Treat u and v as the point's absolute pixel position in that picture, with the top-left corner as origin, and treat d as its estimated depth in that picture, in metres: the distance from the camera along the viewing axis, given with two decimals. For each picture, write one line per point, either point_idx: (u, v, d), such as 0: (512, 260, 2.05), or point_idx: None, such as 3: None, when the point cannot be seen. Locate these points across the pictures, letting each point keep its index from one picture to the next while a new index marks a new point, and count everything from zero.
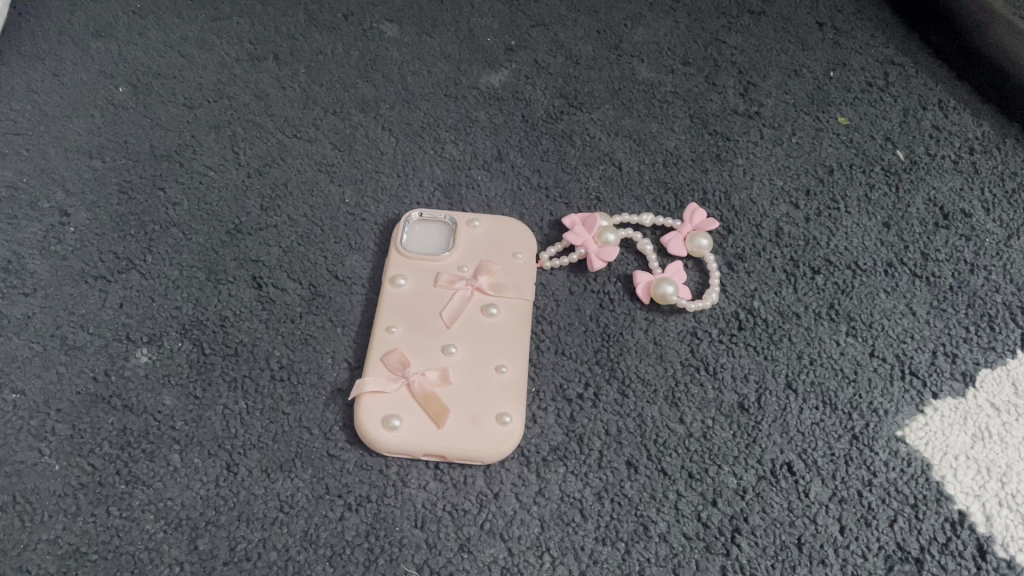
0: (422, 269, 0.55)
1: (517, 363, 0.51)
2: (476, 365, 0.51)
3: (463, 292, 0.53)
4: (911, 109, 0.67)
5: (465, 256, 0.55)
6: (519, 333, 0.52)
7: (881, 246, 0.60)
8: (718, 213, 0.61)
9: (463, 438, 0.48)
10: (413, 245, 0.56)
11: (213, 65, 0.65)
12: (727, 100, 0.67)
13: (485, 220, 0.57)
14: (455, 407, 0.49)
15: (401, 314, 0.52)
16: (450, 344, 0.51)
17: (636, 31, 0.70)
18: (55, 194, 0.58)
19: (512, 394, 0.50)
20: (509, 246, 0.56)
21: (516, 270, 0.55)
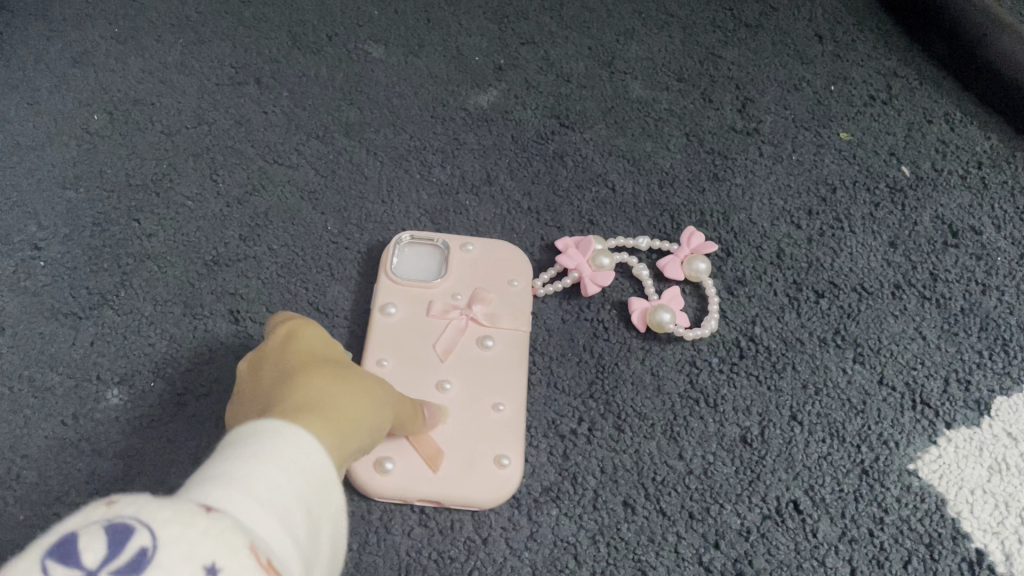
0: (413, 297, 0.52)
1: (515, 401, 0.49)
2: (473, 405, 0.49)
3: (457, 323, 0.51)
4: (916, 123, 0.64)
5: (458, 283, 0.53)
6: (516, 369, 0.50)
7: (888, 267, 0.57)
8: (716, 235, 0.58)
9: (458, 484, 0.46)
10: (404, 271, 0.53)
11: (192, 90, 0.63)
12: (724, 117, 0.64)
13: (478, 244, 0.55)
14: (449, 449, 0.47)
15: (391, 346, 0.50)
16: (443, 381, 0.49)
17: (629, 47, 0.67)
18: (27, 227, 0.56)
19: (510, 436, 0.48)
20: (505, 272, 0.54)
21: (513, 298, 0.53)
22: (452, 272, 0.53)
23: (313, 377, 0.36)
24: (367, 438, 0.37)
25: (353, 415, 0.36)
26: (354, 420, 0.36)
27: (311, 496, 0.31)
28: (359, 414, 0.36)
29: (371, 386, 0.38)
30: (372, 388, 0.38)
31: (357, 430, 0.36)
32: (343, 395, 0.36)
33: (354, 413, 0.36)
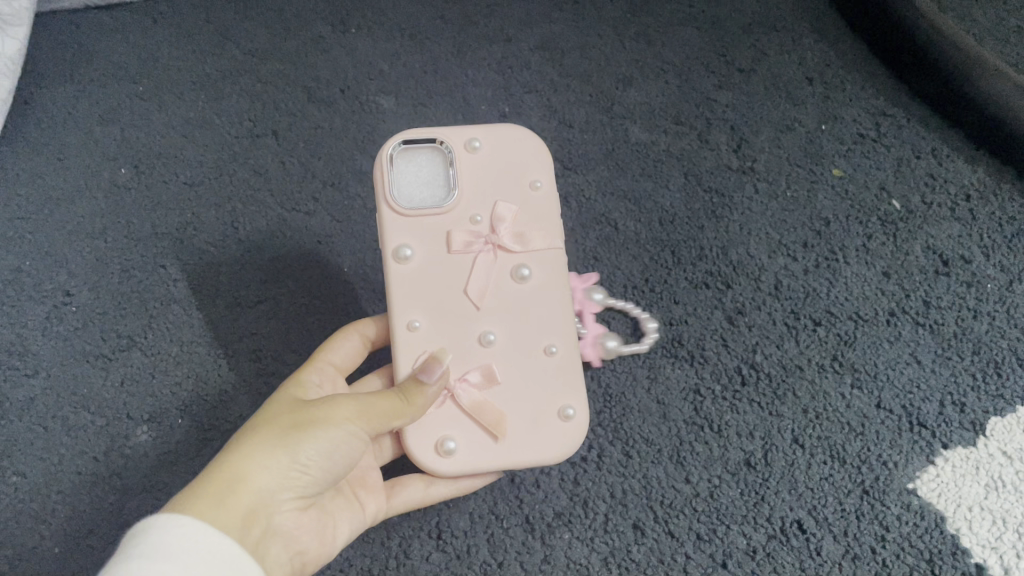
0: (429, 229, 0.51)
1: (567, 339, 0.51)
2: (523, 349, 0.50)
3: (482, 255, 0.51)
4: (905, 158, 0.67)
5: (471, 198, 0.52)
6: (559, 295, 0.51)
7: (882, 295, 0.59)
8: (717, 268, 0.61)
9: (527, 446, 0.49)
10: (411, 198, 0.52)
11: (214, 144, 0.66)
12: (720, 157, 0.67)
13: (480, 137, 0.53)
14: (511, 412, 0.50)
15: (416, 300, 0.50)
16: (485, 329, 0.50)
17: (627, 93, 0.70)
18: (59, 276, 0.60)
19: (570, 381, 0.50)
20: (519, 172, 0.53)
21: (537, 203, 0.52)
22: (462, 186, 0.52)
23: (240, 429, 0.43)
24: (285, 470, 0.41)
25: (244, 460, 0.40)
26: (250, 465, 0.40)
27: (189, 555, 0.36)
28: (255, 456, 0.41)
29: (282, 421, 0.43)
30: (279, 425, 0.42)
31: (250, 476, 0.40)
32: (239, 444, 0.41)
33: (248, 459, 0.40)
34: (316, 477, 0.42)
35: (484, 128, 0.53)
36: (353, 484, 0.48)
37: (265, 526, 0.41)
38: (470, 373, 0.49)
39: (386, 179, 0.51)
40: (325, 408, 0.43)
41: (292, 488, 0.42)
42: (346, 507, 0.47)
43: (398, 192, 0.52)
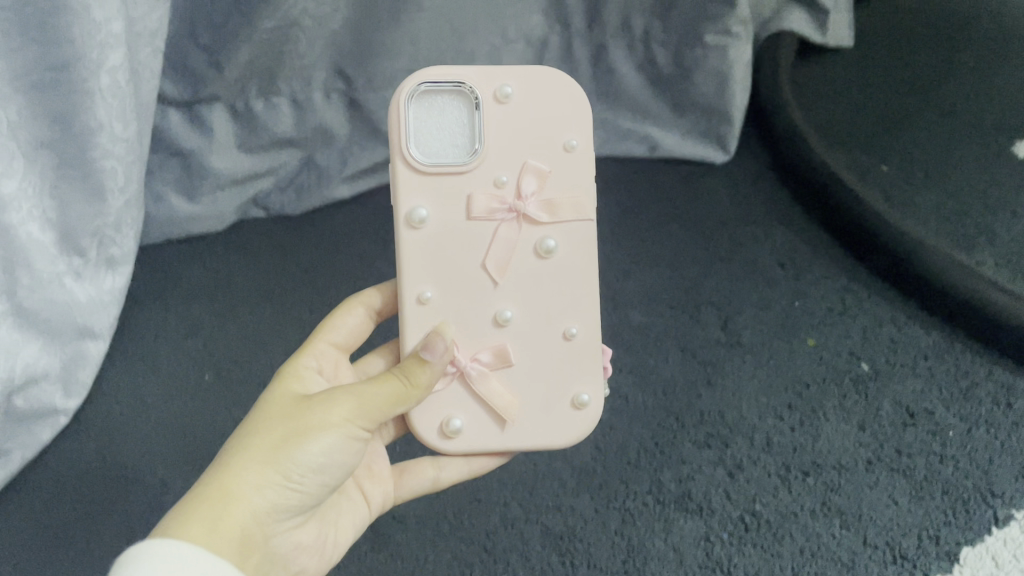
0: (445, 188, 0.57)
1: (584, 320, 0.58)
2: (538, 326, 0.58)
3: (498, 225, 0.57)
4: (869, 327, 0.79)
5: (496, 158, 0.58)
6: (574, 270, 0.58)
7: (859, 446, 0.72)
8: (715, 430, 0.72)
9: (534, 429, 0.58)
10: (429, 146, 0.57)
11: (280, 348, 0.80)
12: (710, 334, 0.79)
13: (511, 85, 0.58)
14: (523, 398, 0.57)
15: (431, 270, 0.57)
16: (502, 306, 0.57)
17: (626, 284, 0.82)
18: (156, 468, 0.75)
19: (581, 368, 0.58)
20: (551, 129, 0.58)
21: (569, 165, 0.58)
22: (485, 140, 0.57)
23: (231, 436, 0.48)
24: (280, 485, 0.47)
25: (239, 480, 0.45)
26: (245, 485, 0.45)
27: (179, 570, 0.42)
28: (250, 475, 0.46)
29: (280, 426, 0.48)
30: (272, 437, 0.47)
31: (245, 496, 0.45)
32: (234, 462, 0.46)
33: (241, 478, 0.45)
34: (311, 484, 0.48)
35: (515, 73, 0.58)
36: (360, 478, 0.57)
37: (263, 541, 0.47)
38: (483, 349, 0.57)
39: (403, 130, 0.56)
40: (325, 408, 0.48)
41: (288, 499, 0.47)
42: (350, 507, 0.56)
43: (415, 141, 0.57)
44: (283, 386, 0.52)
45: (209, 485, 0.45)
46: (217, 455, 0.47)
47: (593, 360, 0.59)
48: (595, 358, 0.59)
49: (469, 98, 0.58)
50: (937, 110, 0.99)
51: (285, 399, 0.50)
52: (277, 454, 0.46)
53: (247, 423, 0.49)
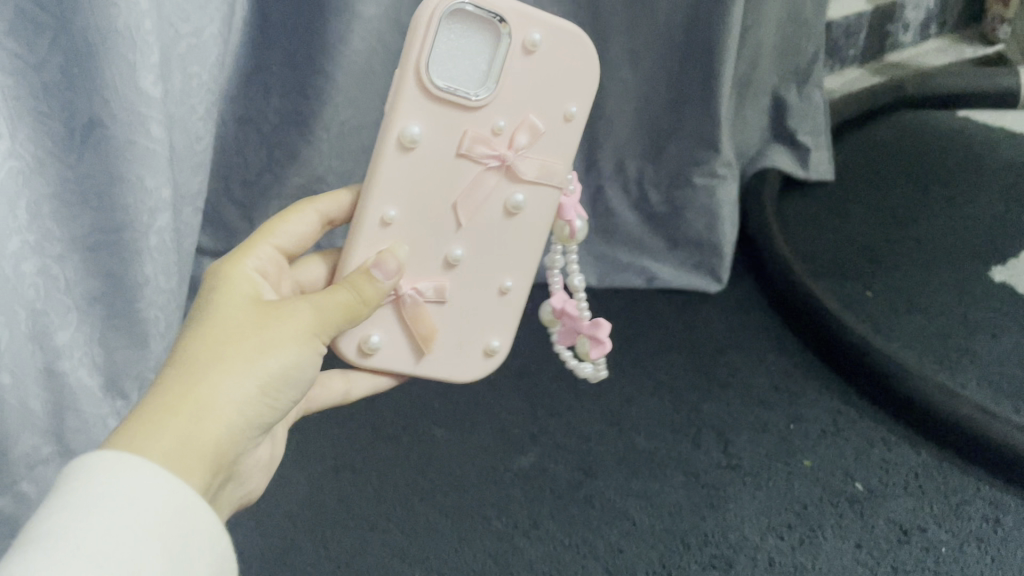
0: (441, 116, 0.57)
1: (518, 277, 0.66)
2: (476, 271, 0.64)
3: (476, 168, 0.60)
4: (861, 447, 0.84)
5: (498, 106, 0.59)
6: (528, 228, 0.64)
7: (858, 564, 0.73)
8: (721, 550, 0.75)
9: (443, 359, 0.66)
10: (441, 66, 0.56)
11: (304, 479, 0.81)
12: (712, 456, 0.83)
13: (539, 35, 0.58)
14: (443, 332, 0.65)
15: (403, 195, 0.58)
16: (455, 247, 0.62)
17: (631, 411, 0.88)
18: None
19: (496, 315, 0.67)
20: (559, 96, 0.60)
21: (560, 131, 0.61)
22: (499, 81, 0.58)
23: (188, 340, 0.48)
24: (256, 399, 0.47)
25: (216, 389, 0.45)
26: (220, 395, 0.46)
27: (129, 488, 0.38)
28: (225, 387, 0.46)
29: (252, 340, 0.48)
30: (246, 347, 0.48)
31: (222, 406, 0.45)
32: (210, 373, 0.46)
33: (218, 388, 0.45)
34: (278, 395, 0.49)
35: (550, 27, 0.58)
36: None
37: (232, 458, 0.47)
38: (427, 283, 0.62)
39: (430, 41, 0.54)
40: (294, 322, 0.50)
41: (260, 411, 0.48)
42: None
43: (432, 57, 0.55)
44: (234, 287, 0.52)
45: (182, 389, 0.45)
46: (178, 361, 0.46)
47: (509, 314, 0.67)
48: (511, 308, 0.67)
49: (496, 32, 0.57)
50: (914, 245, 1.09)
51: (247, 307, 0.51)
52: (253, 366, 0.47)
53: (209, 328, 0.48)
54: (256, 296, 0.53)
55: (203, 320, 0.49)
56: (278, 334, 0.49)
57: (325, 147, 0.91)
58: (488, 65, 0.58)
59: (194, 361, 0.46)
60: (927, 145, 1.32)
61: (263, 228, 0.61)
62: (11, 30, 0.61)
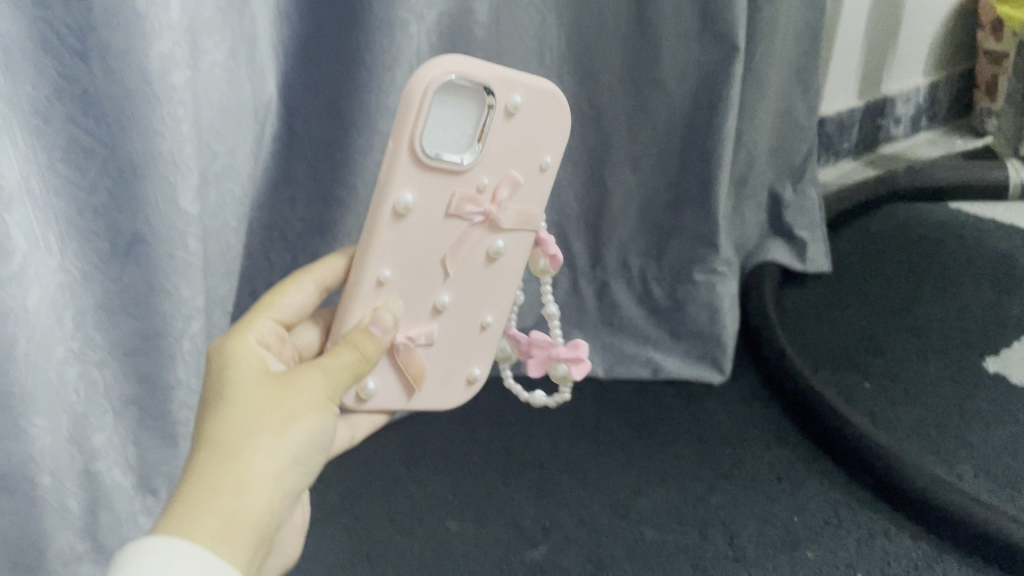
0: (431, 181, 0.60)
1: (497, 314, 0.72)
2: (461, 314, 0.70)
3: (463, 224, 0.65)
4: (863, 538, 0.86)
5: (483, 164, 0.63)
6: (507, 268, 0.70)
7: None
8: None
9: (433, 393, 0.72)
10: (430, 134, 0.59)
11: (320, 569, 0.84)
12: (718, 548, 0.86)
13: (520, 95, 0.62)
14: (432, 369, 0.71)
15: (395, 256, 0.62)
16: (443, 296, 0.67)
17: (639, 502, 0.92)
18: None
19: (478, 349, 0.73)
20: (536, 147, 0.65)
21: (536, 180, 0.66)
22: (484, 143, 0.61)
23: (211, 423, 0.52)
24: (289, 466, 0.52)
25: (250, 469, 0.50)
26: (254, 471, 0.50)
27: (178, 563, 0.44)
28: (258, 459, 0.51)
29: (274, 411, 0.53)
30: (272, 423, 0.52)
31: (256, 482, 0.50)
32: (243, 451, 0.50)
33: (251, 464, 0.50)
34: (309, 458, 0.54)
35: (529, 87, 0.62)
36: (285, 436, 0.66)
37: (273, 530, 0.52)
38: (417, 330, 0.67)
39: (423, 116, 0.56)
40: (308, 389, 0.55)
41: (296, 477, 0.53)
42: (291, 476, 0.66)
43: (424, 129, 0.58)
44: (244, 364, 0.56)
45: (219, 470, 0.49)
46: (208, 446, 0.51)
47: (489, 345, 0.74)
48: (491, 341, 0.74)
49: (482, 97, 0.60)
50: (910, 337, 1.13)
51: (260, 382, 0.55)
52: (281, 436, 0.52)
53: (231, 408, 0.52)
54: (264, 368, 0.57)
55: (225, 400, 0.53)
56: (297, 406, 0.54)
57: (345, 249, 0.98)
58: (473, 127, 0.61)
59: (226, 441, 0.51)
60: (919, 238, 1.37)
61: (261, 300, 0.66)
62: (63, 155, 0.69)
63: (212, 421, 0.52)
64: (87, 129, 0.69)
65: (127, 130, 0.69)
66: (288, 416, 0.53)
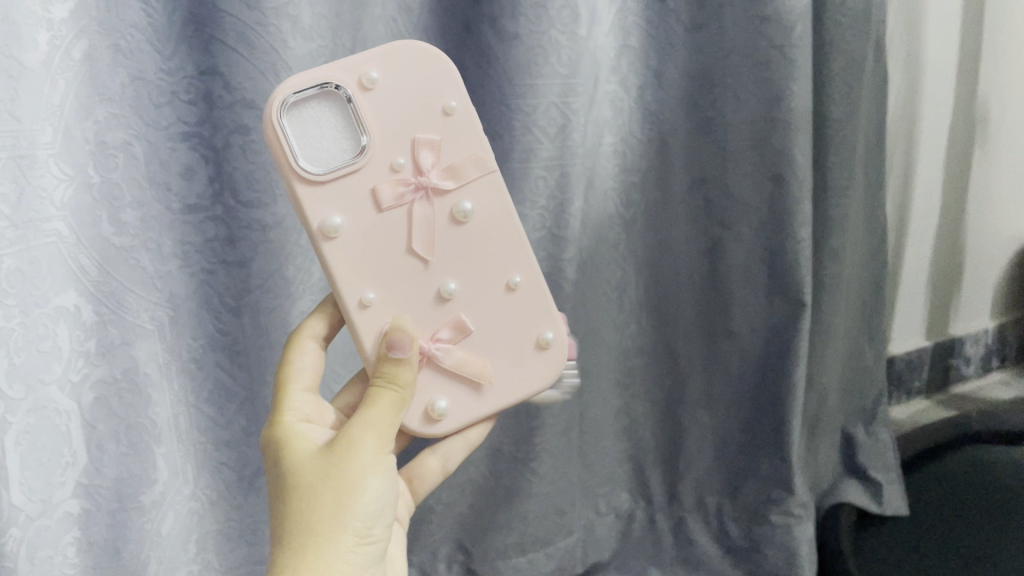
0: (343, 191, 0.64)
1: (524, 271, 0.70)
2: (483, 296, 0.69)
3: (409, 208, 0.66)
4: None
5: (386, 144, 0.66)
6: (492, 229, 0.69)
7: None
8: None
9: (514, 384, 0.71)
10: (315, 156, 0.64)
11: None
12: None
13: (371, 69, 0.64)
14: (495, 361, 0.70)
15: (362, 273, 0.65)
16: (450, 284, 0.68)
17: None
18: None
19: (539, 319, 0.71)
20: (433, 96, 0.66)
21: (452, 124, 0.67)
22: (366, 130, 0.65)
23: (282, 520, 0.56)
24: (357, 544, 0.56)
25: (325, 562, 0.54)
26: (327, 560, 0.54)
27: None
28: (328, 554, 0.55)
29: (329, 487, 0.56)
30: (331, 504, 0.56)
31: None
32: (313, 546, 0.54)
33: (322, 555, 0.54)
34: (375, 537, 0.58)
35: (376, 57, 0.65)
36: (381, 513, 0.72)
37: None
38: (436, 329, 0.68)
39: (284, 142, 0.62)
40: (354, 460, 0.57)
41: (367, 551, 0.58)
42: (400, 542, 0.73)
43: (298, 152, 0.63)
44: (292, 446, 0.60)
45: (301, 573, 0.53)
46: (281, 549, 0.54)
47: (536, 304, 0.71)
48: (538, 300, 0.71)
49: (338, 92, 0.64)
50: None
51: (312, 459, 0.58)
52: (347, 514, 0.56)
53: (291, 497, 0.56)
54: (312, 446, 0.60)
55: (287, 490, 0.57)
56: (351, 479, 0.57)
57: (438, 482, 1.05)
58: (348, 125, 0.65)
59: (296, 539, 0.55)
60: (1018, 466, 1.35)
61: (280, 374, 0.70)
62: (209, 397, 0.83)
63: (281, 518, 0.56)
64: (231, 373, 0.83)
65: (263, 370, 0.85)
66: (346, 493, 0.56)
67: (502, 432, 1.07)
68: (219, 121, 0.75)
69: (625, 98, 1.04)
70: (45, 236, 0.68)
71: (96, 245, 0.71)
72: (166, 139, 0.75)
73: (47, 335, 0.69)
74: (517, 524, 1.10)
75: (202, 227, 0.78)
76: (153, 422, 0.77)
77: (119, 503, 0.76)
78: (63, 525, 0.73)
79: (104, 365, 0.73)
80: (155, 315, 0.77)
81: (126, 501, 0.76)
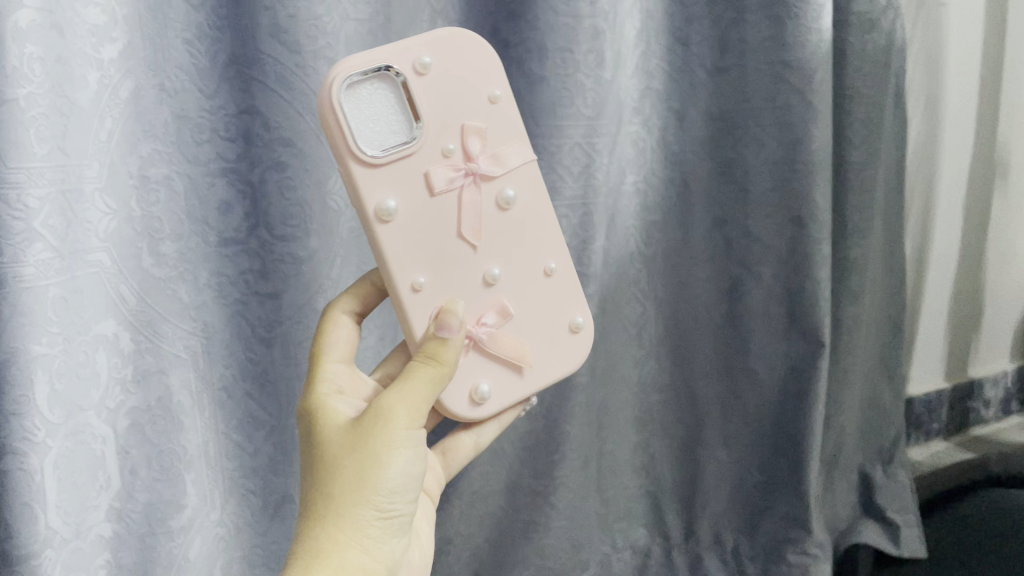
0: (396, 174, 0.66)
1: (558, 258, 0.74)
2: (523, 278, 0.72)
3: (457, 193, 0.69)
4: None
5: (439, 130, 0.68)
6: (529, 217, 0.72)
7: None
8: None
9: (550, 364, 0.74)
10: (371, 139, 0.65)
11: None
12: None
13: (422, 54, 0.67)
14: (532, 343, 0.73)
15: (415, 257, 0.67)
16: (493, 269, 0.71)
17: None
18: None
19: (572, 303, 0.75)
20: (479, 85, 0.69)
21: (497, 114, 0.70)
22: (419, 116, 0.67)
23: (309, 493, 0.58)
24: (377, 519, 0.58)
25: (341, 538, 0.56)
26: (344, 536, 0.56)
27: None
28: (345, 530, 0.56)
29: (351, 463, 0.58)
30: (354, 479, 0.57)
31: (348, 552, 0.56)
32: (333, 522, 0.56)
33: (340, 531, 0.56)
34: (397, 511, 0.59)
35: (428, 44, 0.67)
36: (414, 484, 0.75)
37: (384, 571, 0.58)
38: (480, 310, 0.70)
39: (344, 125, 0.63)
40: (381, 434, 0.58)
41: (390, 525, 0.59)
42: (427, 509, 0.75)
43: (355, 134, 0.64)
44: (324, 419, 0.62)
45: (318, 547, 0.55)
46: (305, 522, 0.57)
47: (569, 289, 0.75)
48: (570, 286, 0.75)
49: (394, 77, 0.66)
50: None
51: (342, 432, 0.60)
52: (369, 490, 0.57)
53: (318, 470, 0.58)
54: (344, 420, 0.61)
55: (316, 463, 0.59)
56: (375, 455, 0.58)
57: (456, 514, 1.06)
58: (402, 109, 0.67)
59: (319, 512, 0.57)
60: None
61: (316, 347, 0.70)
62: (238, 425, 0.84)
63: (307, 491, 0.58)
64: (260, 403, 0.85)
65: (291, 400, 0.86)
66: (368, 468, 0.57)
67: (521, 464, 1.09)
68: (257, 158, 0.78)
69: (647, 138, 1.06)
70: (89, 267, 0.71)
71: (135, 276, 0.74)
72: (204, 174, 0.77)
73: (87, 362, 0.71)
74: (535, 558, 1.10)
75: (235, 259, 0.80)
76: (183, 448, 0.79)
77: (149, 527, 0.78)
78: (95, 547, 0.75)
79: (138, 393, 0.76)
80: (189, 344, 0.79)
81: (155, 525, 0.78)
